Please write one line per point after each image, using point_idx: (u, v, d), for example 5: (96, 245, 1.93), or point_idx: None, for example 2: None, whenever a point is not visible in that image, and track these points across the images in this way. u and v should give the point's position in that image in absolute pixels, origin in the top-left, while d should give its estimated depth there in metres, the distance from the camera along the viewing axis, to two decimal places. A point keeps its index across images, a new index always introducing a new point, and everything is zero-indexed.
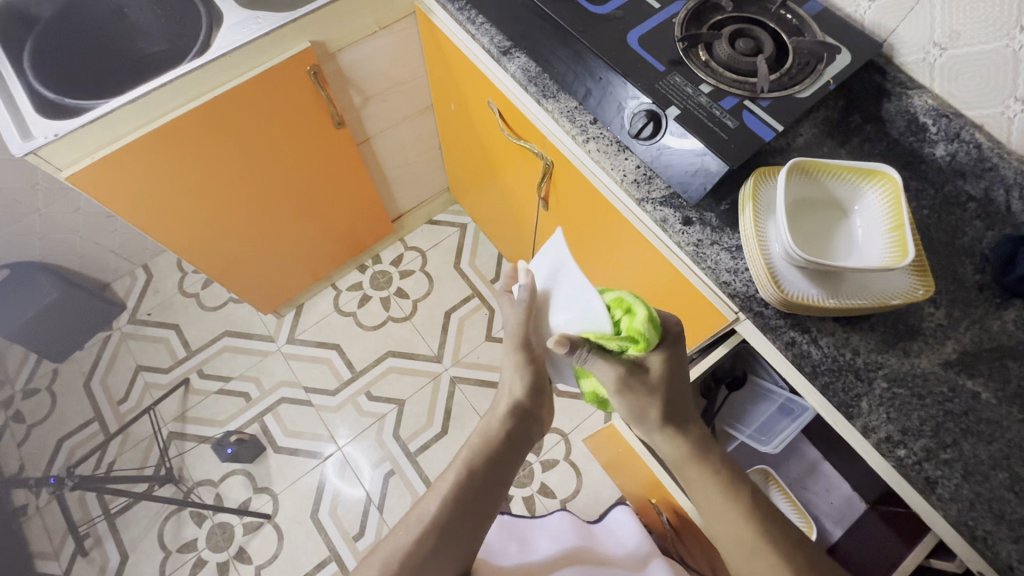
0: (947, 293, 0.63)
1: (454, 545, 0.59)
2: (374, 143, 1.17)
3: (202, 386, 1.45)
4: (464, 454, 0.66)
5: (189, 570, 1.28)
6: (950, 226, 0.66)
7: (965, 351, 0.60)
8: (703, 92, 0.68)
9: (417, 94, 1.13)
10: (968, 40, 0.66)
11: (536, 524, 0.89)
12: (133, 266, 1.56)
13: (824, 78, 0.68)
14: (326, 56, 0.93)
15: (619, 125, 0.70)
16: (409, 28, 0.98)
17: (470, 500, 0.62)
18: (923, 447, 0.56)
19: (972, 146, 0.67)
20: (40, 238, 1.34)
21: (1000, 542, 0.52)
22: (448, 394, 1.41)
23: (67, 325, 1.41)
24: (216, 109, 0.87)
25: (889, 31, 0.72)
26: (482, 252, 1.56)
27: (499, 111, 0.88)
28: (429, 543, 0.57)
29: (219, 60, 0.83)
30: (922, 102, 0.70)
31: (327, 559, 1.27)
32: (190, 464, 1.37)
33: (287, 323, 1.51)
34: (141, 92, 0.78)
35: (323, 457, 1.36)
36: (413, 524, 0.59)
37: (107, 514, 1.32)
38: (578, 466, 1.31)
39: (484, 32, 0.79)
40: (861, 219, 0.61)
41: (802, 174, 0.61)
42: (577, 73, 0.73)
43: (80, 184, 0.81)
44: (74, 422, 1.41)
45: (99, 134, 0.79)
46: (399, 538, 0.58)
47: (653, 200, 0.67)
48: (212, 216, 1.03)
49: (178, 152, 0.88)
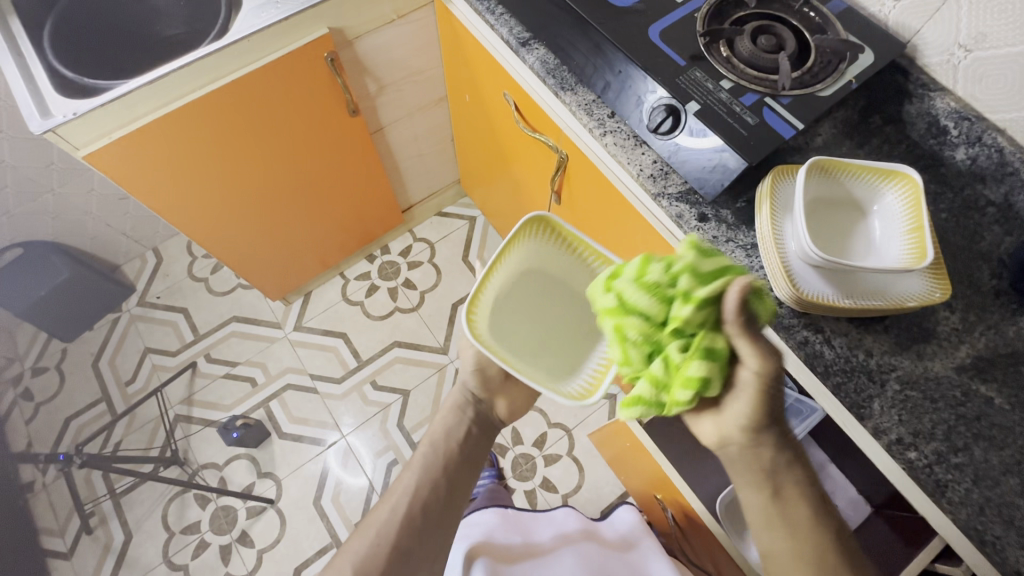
0: (963, 298, 0.62)
1: (435, 518, 0.63)
2: (387, 133, 1.17)
3: (209, 369, 1.46)
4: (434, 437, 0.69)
5: (192, 552, 1.29)
6: (968, 231, 0.65)
7: (979, 356, 0.60)
8: (723, 88, 0.68)
9: (433, 84, 1.13)
10: (994, 42, 0.65)
11: (540, 517, 0.87)
12: (144, 249, 1.57)
13: (846, 77, 0.67)
14: (344, 43, 0.93)
15: (638, 120, 0.69)
16: (427, 17, 0.98)
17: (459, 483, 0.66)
18: (934, 451, 0.56)
19: (993, 150, 0.67)
20: (53, 218, 1.34)
21: (1009, 547, 0.52)
22: (453, 385, 1.41)
23: (78, 305, 1.42)
24: (233, 92, 0.87)
25: (913, 31, 0.71)
26: (491, 246, 1.56)
27: (515, 103, 0.88)
28: (417, 513, 0.62)
29: (239, 43, 0.82)
30: (944, 104, 0.69)
31: (328, 545, 1.28)
32: (195, 447, 1.38)
33: (295, 310, 1.51)
34: (161, 72, 0.78)
35: (327, 445, 1.37)
36: (400, 502, 0.63)
37: (112, 494, 1.33)
38: (580, 462, 1.32)
39: (503, 23, 0.79)
40: (879, 219, 0.61)
41: (822, 173, 0.60)
42: (596, 66, 0.73)
43: (97, 164, 0.81)
44: (82, 402, 1.42)
45: (117, 114, 0.79)
46: (383, 514, 0.63)
47: (669, 195, 0.66)
48: (224, 200, 1.03)
49: (194, 133, 0.88)
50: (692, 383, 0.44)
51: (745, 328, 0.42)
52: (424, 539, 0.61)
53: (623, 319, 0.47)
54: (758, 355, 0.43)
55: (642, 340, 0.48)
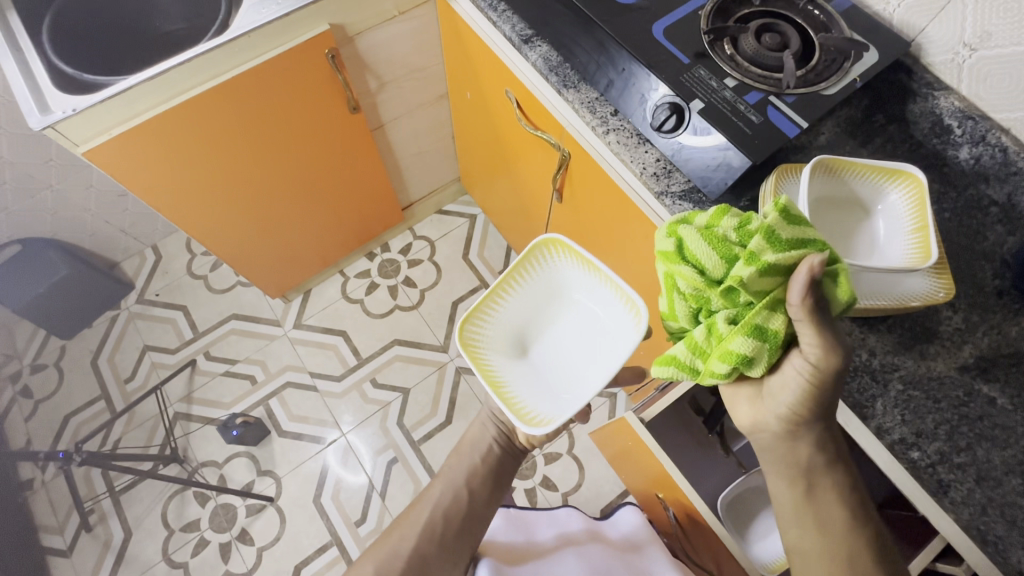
0: (965, 297, 0.62)
1: (457, 532, 0.67)
2: (388, 130, 1.17)
3: (209, 367, 1.45)
4: (463, 457, 0.74)
5: (192, 550, 1.29)
6: (971, 230, 0.65)
7: (982, 356, 0.59)
8: (727, 86, 0.67)
9: (434, 81, 1.13)
10: (998, 41, 0.65)
11: (541, 515, 0.85)
12: (143, 246, 1.56)
13: (850, 76, 0.67)
14: (345, 39, 0.92)
15: (641, 118, 0.69)
16: (427, 14, 0.97)
17: (478, 500, 0.71)
18: (937, 451, 0.56)
19: (997, 150, 0.67)
20: (51, 214, 1.34)
21: (1011, 547, 0.52)
22: (453, 384, 1.41)
23: (77, 302, 1.42)
24: (233, 88, 0.86)
25: (917, 30, 0.71)
26: (491, 244, 1.56)
27: (517, 101, 0.87)
28: (435, 524, 0.67)
29: (239, 40, 0.82)
30: (947, 104, 0.69)
31: (328, 543, 1.28)
32: (195, 445, 1.38)
33: (294, 308, 1.51)
34: (160, 68, 0.78)
35: (327, 443, 1.37)
36: (423, 514, 0.68)
37: (112, 492, 1.33)
38: (581, 461, 1.31)
39: (505, 20, 0.78)
40: (884, 220, 0.61)
41: (826, 172, 0.60)
42: (599, 64, 0.73)
43: (96, 161, 0.81)
44: (82, 400, 1.42)
45: (117, 111, 0.79)
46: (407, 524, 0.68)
47: (672, 194, 0.66)
48: (224, 197, 1.03)
49: (194, 130, 0.87)
50: (731, 356, 0.48)
51: (810, 311, 0.42)
52: (439, 550, 0.66)
53: (676, 266, 0.51)
54: (820, 347, 0.44)
55: (695, 296, 0.51)
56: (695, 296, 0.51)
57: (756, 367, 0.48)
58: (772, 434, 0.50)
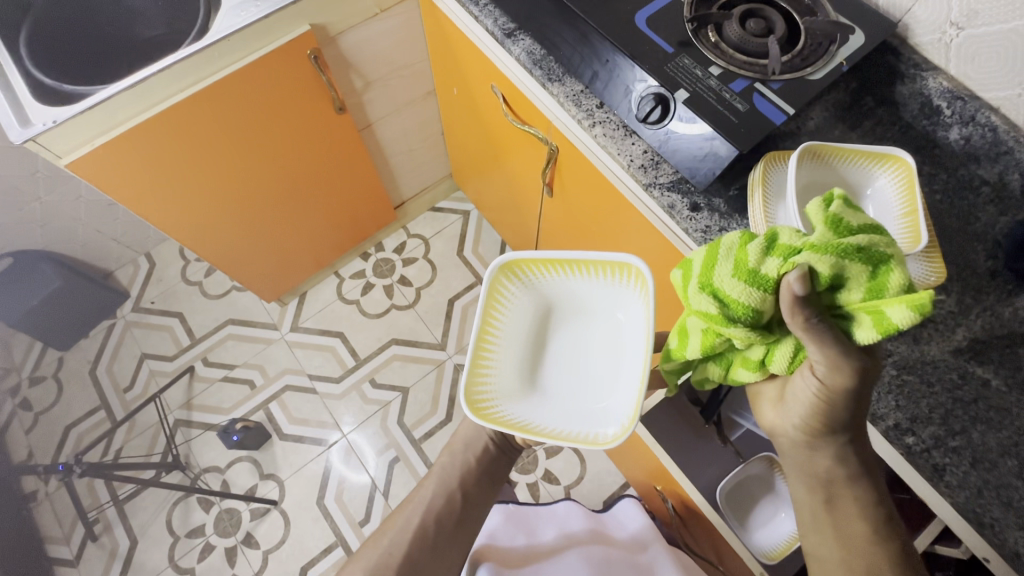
0: (958, 280, 0.62)
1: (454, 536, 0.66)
2: (376, 129, 1.16)
3: (207, 373, 1.45)
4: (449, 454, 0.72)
5: (198, 555, 1.29)
6: (962, 212, 0.64)
7: (975, 338, 0.59)
8: (712, 75, 0.66)
9: (420, 78, 1.12)
10: (984, 20, 0.64)
11: (542, 512, 0.88)
12: (136, 254, 1.55)
13: (836, 60, 0.66)
14: (327, 39, 0.91)
15: (627, 109, 0.68)
16: (410, 11, 0.96)
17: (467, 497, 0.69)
18: (932, 435, 0.56)
19: (987, 129, 0.67)
20: (41, 225, 1.33)
21: (1008, 529, 0.52)
22: (453, 380, 1.42)
23: (71, 312, 1.41)
24: (216, 94, 0.85)
25: (903, 11, 0.70)
26: (486, 240, 1.55)
27: (503, 96, 0.87)
28: (429, 520, 0.66)
29: (219, 44, 0.81)
30: (936, 84, 0.69)
31: (333, 544, 1.28)
32: (197, 451, 1.38)
33: (290, 311, 1.50)
34: (141, 76, 0.77)
35: (328, 444, 1.37)
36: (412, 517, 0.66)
37: (116, 501, 1.33)
38: (581, 453, 1.32)
39: (487, 14, 0.77)
40: (873, 205, 0.60)
41: (814, 158, 0.59)
42: (582, 56, 0.72)
43: (81, 171, 0.80)
44: (81, 411, 1.42)
45: (100, 120, 0.78)
46: (399, 521, 0.67)
47: (661, 184, 0.65)
48: (214, 203, 1.02)
49: (177, 136, 0.86)
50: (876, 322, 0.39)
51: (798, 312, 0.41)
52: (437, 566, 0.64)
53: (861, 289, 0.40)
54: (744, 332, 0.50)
55: (826, 264, 0.40)
56: (831, 266, 0.39)
57: (690, 302, 0.49)
58: (789, 441, 0.51)
